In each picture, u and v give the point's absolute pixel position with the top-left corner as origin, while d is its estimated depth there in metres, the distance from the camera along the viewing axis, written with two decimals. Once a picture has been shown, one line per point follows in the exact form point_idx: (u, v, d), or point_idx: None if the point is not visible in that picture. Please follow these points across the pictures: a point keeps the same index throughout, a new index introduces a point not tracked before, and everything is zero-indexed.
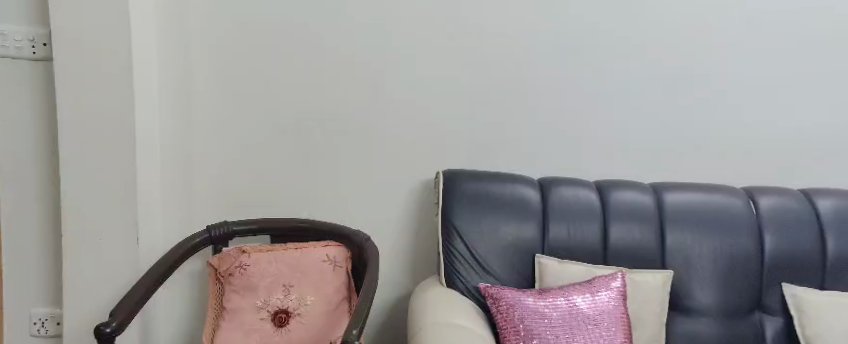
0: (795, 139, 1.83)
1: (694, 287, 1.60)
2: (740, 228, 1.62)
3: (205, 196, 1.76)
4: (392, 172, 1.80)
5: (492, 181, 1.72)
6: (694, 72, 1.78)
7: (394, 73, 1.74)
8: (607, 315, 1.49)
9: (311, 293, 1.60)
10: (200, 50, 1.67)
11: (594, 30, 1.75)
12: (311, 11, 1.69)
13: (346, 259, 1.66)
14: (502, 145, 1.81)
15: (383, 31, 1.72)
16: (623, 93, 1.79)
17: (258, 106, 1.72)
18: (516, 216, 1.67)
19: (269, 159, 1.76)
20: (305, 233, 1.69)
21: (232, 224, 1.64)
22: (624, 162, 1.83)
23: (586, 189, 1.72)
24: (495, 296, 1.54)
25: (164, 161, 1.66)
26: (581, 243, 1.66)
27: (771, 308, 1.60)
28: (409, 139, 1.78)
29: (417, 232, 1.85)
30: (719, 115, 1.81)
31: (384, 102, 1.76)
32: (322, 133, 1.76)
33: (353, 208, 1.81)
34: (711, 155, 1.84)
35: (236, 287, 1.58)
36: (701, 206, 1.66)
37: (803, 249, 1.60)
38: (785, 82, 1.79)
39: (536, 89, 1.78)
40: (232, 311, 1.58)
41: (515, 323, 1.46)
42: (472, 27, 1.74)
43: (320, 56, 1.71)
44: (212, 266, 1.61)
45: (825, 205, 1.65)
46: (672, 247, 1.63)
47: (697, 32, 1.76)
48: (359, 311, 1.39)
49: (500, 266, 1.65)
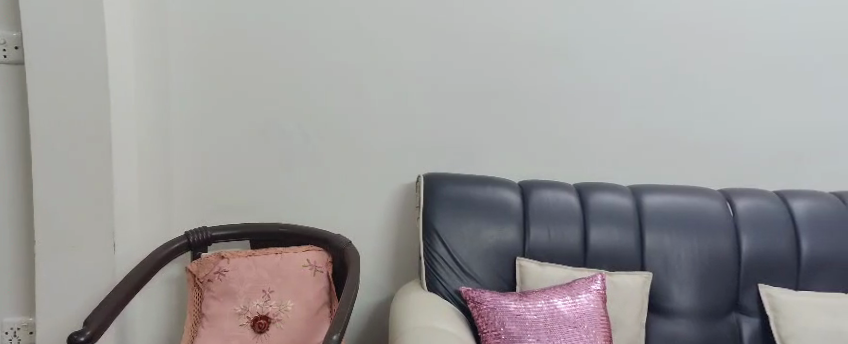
0: (774, 140, 1.83)
1: (673, 288, 1.59)
2: (716, 229, 1.62)
3: (184, 198, 1.78)
4: (372, 175, 1.80)
5: (472, 182, 1.68)
6: (675, 72, 1.77)
7: (373, 75, 1.74)
8: (590, 317, 1.42)
9: (290, 298, 1.60)
10: (179, 56, 1.68)
11: (577, 30, 1.74)
12: (290, 15, 1.69)
13: (327, 264, 1.66)
14: (482, 146, 1.80)
15: (362, 32, 1.71)
16: (604, 93, 1.78)
17: (238, 112, 1.73)
18: (496, 218, 1.63)
19: (248, 164, 1.77)
20: (285, 238, 1.70)
21: (211, 230, 1.66)
22: (602, 164, 1.83)
23: (565, 191, 1.69)
24: (475, 300, 1.47)
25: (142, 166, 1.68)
26: (562, 245, 1.62)
27: (747, 309, 1.60)
28: (387, 141, 1.78)
29: (395, 235, 1.85)
30: (699, 115, 1.80)
31: (364, 104, 1.75)
32: (301, 136, 1.76)
33: (332, 212, 1.82)
34: (691, 155, 1.83)
35: (215, 293, 1.59)
36: (678, 207, 1.65)
37: (779, 250, 1.60)
38: (765, 82, 1.79)
39: (517, 88, 1.77)
40: (211, 318, 1.58)
41: (496, 327, 1.40)
42: (453, 29, 1.72)
43: (299, 59, 1.71)
44: (191, 272, 1.62)
45: (800, 206, 1.66)
46: (652, 249, 1.61)
47: (678, 32, 1.75)
48: (338, 314, 1.34)
49: (481, 270, 1.60)
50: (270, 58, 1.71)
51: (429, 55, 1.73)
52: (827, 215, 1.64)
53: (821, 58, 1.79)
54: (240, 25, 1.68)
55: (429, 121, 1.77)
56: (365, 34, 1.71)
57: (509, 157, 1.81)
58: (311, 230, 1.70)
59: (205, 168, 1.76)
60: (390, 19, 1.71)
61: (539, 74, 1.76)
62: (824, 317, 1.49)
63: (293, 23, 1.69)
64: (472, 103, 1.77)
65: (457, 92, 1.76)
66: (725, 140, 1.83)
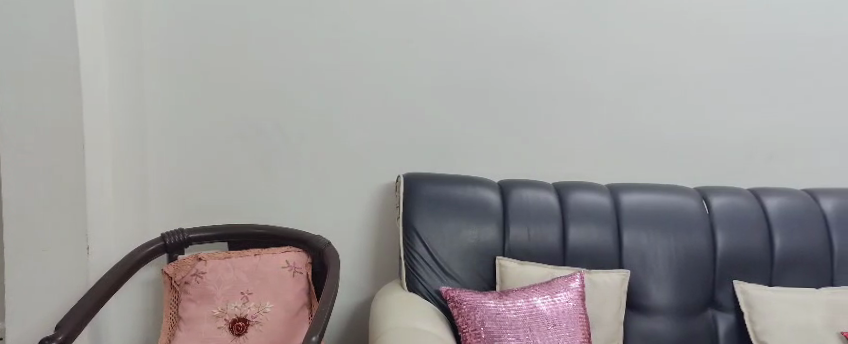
0: (747, 138, 1.86)
1: (650, 286, 1.60)
2: (692, 227, 1.64)
3: (159, 200, 1.75)
4: (350, 175, 1.79)
5: (451, 182, 1.68)
6: (652, 72, 1.79)
7: (351, 75, 1.73)
8: (569, 316, 1.43)
9: (269, 299, 1.58)
10: (153, 58, 1.66)
11: (554, 30, 1.75)
12: (267, 14, 1.67)
13: (306, 265, 1.65)
14: (460, 146, 1.80)
15: (339, 32, 1.70)
16: (582, 92, 1.79)
17: (215, 112, 1.71)
18: (476, 218, 1.63)
19: (226, 165, 1.75)
20: (264, 239, 1.69)
21: (188, 232, 1.63)
22: (579, 163, 1.84)
23: (545, 190, 1.69)
24: (455, 300, 1.47)
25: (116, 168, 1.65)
26: (541, 244, 1.63)
27: (722, 305, 1.62)
28: (366, 141, 1.77)
29: (375, 235, 1.85)
30: (675, 114, 1.83)
31: (342, 104, 1.74)
32: (279, 137, 1.75)
33: (312, 213, 1.81)
34: (667, 154, 1.85)
35: (192, 295, 1.57)
36: (655, 205, 1.67)
37: (753, 247, 1.63)
38: (739, 81, 1.82)
39: (496, 88, 1.77)
40: (189, 321, 1.56)
41: (476, 326, 1.40)
42: (430, 28, 1.72)
43: (274, 59, 1.70)
44: (168, 274, 1.59)
45: (773, 203, 1.68)
46: (630, 247, 1.63)
47: (653, 32, 1.77)
48: (317, 314, 1.33)
49: (461, 270, 1.60)
50: (247, 58, 1.69)
51: (406, 54, 1.73)
52: (799, 212, 1.67)
53: (794, 58, 1.82)
54: (216, 24, 1.66)
55: (407, 121, 1.77)
56: (343, 34, 1.70)
57: (488, 156, 1.81)
58: (290, 231, 1.68)
59: (181, 169, 1.74)
60: (368, 19, 1.70)
61: (517, 74, 1.77)
62: (796, 312, 1.52)
63: (270, 22, 1.68)
64: (450, 103, 1.77)
65: (436, 92, 1.76)
66: (700, 139, 1.85)
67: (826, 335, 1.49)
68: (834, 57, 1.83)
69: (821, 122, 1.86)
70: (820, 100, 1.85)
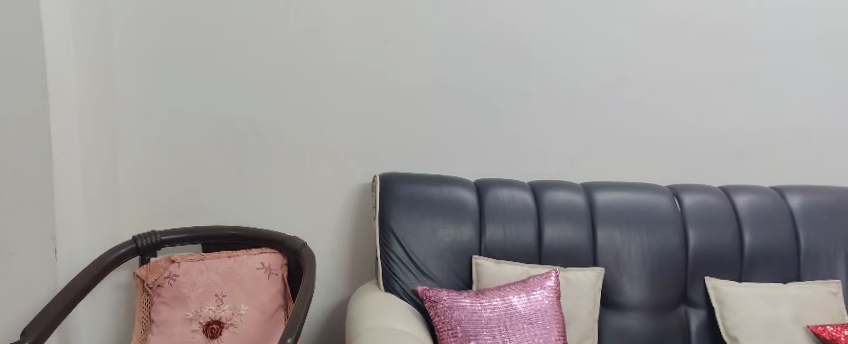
0: (718, 137, 1.89)
1: (624, 283, 1.62)
2: (665, 225, 1.66)
3: (131, 202, 1.73)
4: (326, 175, 1.78)
5: (427, 182, 1.68)
6: (625, 72, 1.81)
7: (325, 75, 1.72)
8: (545, 314, 1.44)
9: (244, 301, 1.57)
10: (122, 58, 1.63)
11: (530, 31, 1.76)
12: (241, 14, 1.66)
13: (282, 266, 1.64)
14: (435, 146, 1.80)
15: (313, 33, 1.69)
16: (557, 92, 1.81)
17: (188, 113, 1.69)
18: (453, 218, 1.63)
19: (199, 166, 1.73)
20: (239, 241, 1.67)
21: (160, 234, 1.61)
22: (554, 163, 1.86)
23: (521, 189, 1.70)
24: (431, 299, 1.47)
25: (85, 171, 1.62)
26: (517, 243, 1.63)
27: (695, 301, 1.65)
28: (342, 141, 1.77)
29: (351, 236, 1.84)
30: (649, 115, 1.85)
31: (317, 105, 1.74)
32: (253, 137, 1.73)
33: (287, 214, 1.80)
34: (639, 153, 1.88)
35: (165, 298, 1.55)
36: (629, 203, 1.69)
37: (723, 244, 1.65)
38: (712, 82, 1.85)
39: (471, 88, 1.78)
40: (162, 324, 1.54)
41: (453, 325, 1.40)
42: (404, 29, 1.72)
43: (247, 59, 1.69)
44: (139, 277, 1.56)
45: (743, 201, 1.71)
46: (604, 245, 1.64)
47: (624, 34, 1.79)
48: (293, 316, 1.32)
49: (438, 269, 1.60)
50: (220, 58, 1.68)
51: (381, 55, 1.73)
52: (768, 209, 1.70)
53: (766, 59, 1.85)
54: (189, 24, 1.64)
55: (384, 121, 1.77)
56: (318, 35, 1.70)
57: (463, 156, 1.82)
58: (265, 232, 1.66)
59: (154, 170, 1.72)
60: (343, 20, 1.69)
61: (493, 74, 1.78)
62: (765, 307, 1.55)
63: (240, 24, 1.66)
64: (426, 103, 1.77)
65: (412, 93, 1.76)
66: (672, 139, 1.88)
67: (793, 329, 1.52)
68: (805, 60, 1.86)
69: (789, 122, 1.90)
70: (789, 100, 1.89)
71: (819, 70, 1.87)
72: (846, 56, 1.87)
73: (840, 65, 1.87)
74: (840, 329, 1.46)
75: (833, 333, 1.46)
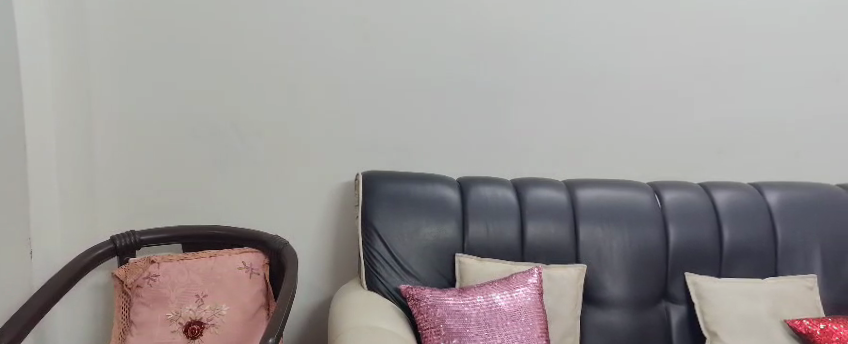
0: (697, 135, 1.91)
1: (605, 280, 1.63)
2: (647, 221, 1.67)
3: (109, 201, 1.70)
4: (307, 174, 1.77)
5: (410, 180, 1.68)
6: (606, 70, 1.83)
7: (306, 73, 1.71)
8: (528, 311, 1.45)
9: (225, 301, 1.56)
10: (100, 57, 1.61)
11: (513, 30, 1.76)
12: (220, 13, 1.64)
13: (264, 266, 1.62)
14: (417, 145, 1.80)
15: (294, 31, 1.68)
16: (539, 90, 1.82)
17: (168, 112, 1.67)
18: (436, 215, 1.63)
19: (179, 165, 1.71)
20: (220, 240, 1.65)
21: (139, 233, 1.59)
22: (536, 160, 1.86)
23: (503, 187, 1.71)
24: (415, 297, 1.47)
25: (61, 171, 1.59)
26: (500, 241, 1.64)
27: (675, 297, 1.66)
28: (324, 140, 1.76)
29: (333, 235, 1.83)
30: (629, 114, 1.87)
31: (298, 104, 1.73)
32: (234, 135, 1.72)
33: (269, 213, 1.78)
34: (620, 151, 1.89)
35: (144, 299, 1.53)
36: (611, 200, 1.70)
37: (703, 240, 1.67)
38: (692, 79, 1.87)
39: (453, 87, 1.78)
40: (141, 325, 1.51)
41: (436, 324, 1.40)
42: (385, 28, 1.72)
43: (227, 57, 1.67)
44: (118, 278, 1.53)
45: (722, 197, 1.73)
46: (586, 242, 1.65)
47: (604, 33, 1.80)
48: (275, 315, 1.31)
49: (421, 267, 1.60)
50: (200, 57, 1.66)
51: (362, 53, 1.72)
52: (746, 205, 1.72)
53: (745, 57, 1.87)
54: (168, 22, 1.62)
55: (365, 120, 1.76)
56: (299, 33, 1.69)
57: (445, 154, 1.82)
58: (247, 232, 1.65)
59: (133, 170, 1.69)
60: (324, 18, 1.69)
61: (475, 73, 1.78)
62: (744, 302, 1.57)
63: (219, 22, 1.65)
64: (408, 101, 1.77)
65: (394, 92, 1.76)
66: (652, 136, 1.89)
67: (771, 324, 1.54)
68: (783, 57, 1.88)
69: (766, 119, 1.92)
70: (767, 98, 1.91)
71: (797, 67, 1.90)
72: (821, 54, 1.90)
73: (817, 63, 1.90)
74: (816, 323, 1.48)
75: (809, 327, 1.48)
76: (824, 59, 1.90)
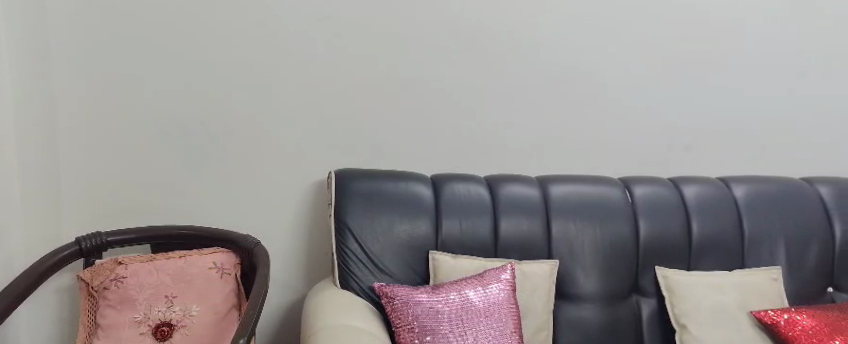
0: (667, 130, 1.93)
1: (578, 274, 1.64)
2: (617, 216, 1.69)
3: (73, 202, 1.67)
4: (279, 173, 1.76)
5: (382, 177, 1.67)
6: (577, 68, 1.84)
7: (277, 71, 1.70)
8: (501, 307, 1.45)
9: (196, 302, 1.53)
10: (62, 58, 1.58)
11: (485, 27, 1.77)
12: (188, 11, 1.62)
13: (235, 266, 1.60)
14: (390, 142, 1.80)
15: (264, 29, 1.67)
16: (511, 87, 1.82)
17: (134, 110, 1.65)
18: (409, 213, 1.62)
19: (146, 164, 1.68)
20: (189, 241, 1.63)
21: (106, 235, 1.55)
22: (507, 157, 1.87)
23: (476, 183, 1.71)
24: (388, 295, 1.46)
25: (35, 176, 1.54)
26: (473, 237, 1.64)
27: (645, 290, 1.68)
28: (295, 138, 1.74)
29: (306, 234, 1.82)
30: (601, 110, 1.88)
31: (269, 102, 1.71)
32: (204, 134, 1.69)
33: (241, 213, 1.77)
34: (591, 147, 1.91)
35: (112, 301, 1.49)
36: (582, 196, 1.71)
37: (672, 234, 1.69)
38: (660, 75, 1.89)
39: (426, 85, 1.78)
40: (108, 328, 1.48)
41: (409, 321, 1.39)
42: (357, 26, 1.71)
43: (196, 54, 1.65)
44: (83, 280, 1.50)
45: (690, 191, 1.75)
46: (558, 236, 1.66)
47: (575, 31, 1.81)
48: (245, 315, 1.28)
49: (394, 264, 1.59)
50: (167, 55, 1.63)
51: (335, 50, 1.71)
52: (714, 199, 1.74)
53: (712, 54, 1.90)
54: (134, 21, 1.60)
55: (337, 118, 1.75)
56: (269, 31, 1.67)
57: (417, 151, 1.82)
58: (217, 232, 1.62)
59: (98, 169, 1.66)
60: (294, 16, 1.67)
61: (448, 70, 1.78)
62: (712, 295, 1.59)
63: (187, 20, 1.62)
64: (380, 99, 1.76)
65: (366, 90, 1.75)
66: (622, 133, 1.91)
67: (738, 315, 1.57)
68: (748, 54, 1.92)
69: (736, 114, 1.95)
70: (735, 94, 1.94)
71: (763, 62, 1.93)
72: (786, 50, 1.93)
73: (781, 59, 1.94)
74: (780, 313, 1.52)
75: (774, 318, 1.52)
76: (788, 55, 1.94)
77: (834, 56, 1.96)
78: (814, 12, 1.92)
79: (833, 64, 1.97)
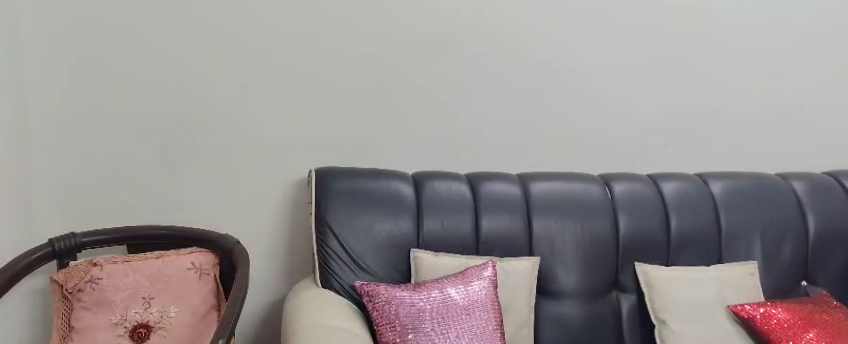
0: (647, 127, 1.95)
1: (559, 271, 1.65)
2: (597, 212, 1.70)
3: (48, 202, 1.63)
4: (259, 171, 1.74)
5: (364, 176, 1.66)
6: (559, 66, 1.85)
7: (257, 70, 1.68)
8: (483, 305, 1.45)
9: (174, 303, 1.51)
10: (38, 54, 1.55)
11: (471, 27, 1.77)
12: (167, 9, 1.59)
13: (214, 266, 1.58)
14: (372, 140, 1.79)
15: (244, 27, 1.65)
16: (493, 84, 1.82)
17: (109, 110, 1.62)
18: (390, 211, 1.62)
19: (122, 163, 1.65)
20: (167, 241, 1.60)
21: (81, 235, 1.52)
22: (489, 155, 1.87)
23: (457, 181, 1.71)
24: (370, 294, 1.45)
25: (11, 179, 1.49)
26: (455, 235, 1.64)
27: (625, 286, 1.69)
28: (276, 137, 1.73)
29: (287, 233, 1.80)
30: (581, 107, 1.89)
31: (249, 100, 1.69)
32: (182, 133, 1.67)
33: (220, 213, 1.74)
34: (572, 144, 1.92)
35: (87, 303, 1.46)
36: (563, 193, 1.72)
37: (651, 230, 1.71)
38: (641, 73, 1.90)
39: (407, 83, 1.77)
40: (83, 330, 1.45)
41: (391, 320, 1.38)
42: (337, 24, 1.69)
43: (174, 53, 1.62)
44: (57, 282, 1.45)
45: (669, 188, 1.77)
46: (539, 233, 1.67)
47: (557, 29, 1.82)
48: (225, 315, 1.26)
49: (376, 263, 1.58)
50: (146, 53, 1.61)
51: (317, 47, 1.70)
52: (692, 195, 1.76)
53: (691, 52, 1.92)
54: (115, 19, 1.57)
55: (318, 116, 1.74)
56: (252, 30, 1.65)
57: (399, 150, 1.81)
58: (195, 232, 1.60)
59: (74, 169, 1.63)
60: (278, 15, 1.66)
61: (433, 69, 1.78)
62: (690, 289, 1.61)
63: (166, 18, 1.60)
64: (361, 96, 1.75)
65: (348, 90, 1.74)
66: (603, 130, 1.93)
67: (715, 309, 1.59)
68: (726, 52, 1.94)
69: (713, 111, 1.98)
70: (713, 91, 1.97)
71: (742, 61, 1.96)
72: (763, 49, 1.96)
73: (762, 58, 1.97)
74: (756, 307, 1.54)
75: (750, 311, 1.54)
76: (765, 53, 1.97)
77: (809, 54, 2.00)
78: (792, 11, 1.96)
79: (811, 63, 2.01)
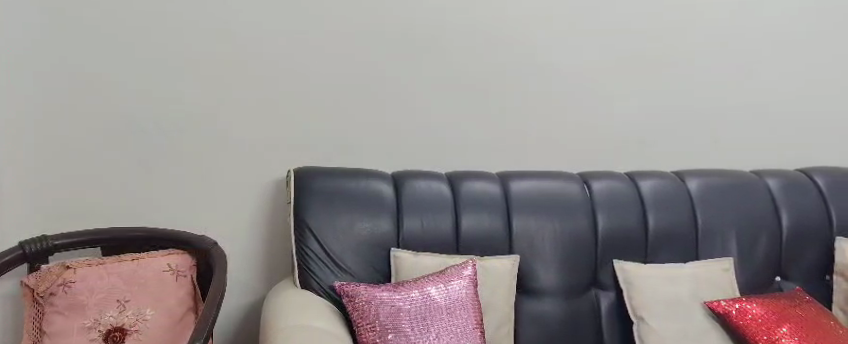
0: (625, 126, 1.96)
1: (539, 269, 1.66)
2: (577, 210, 1.71)
3: (19, 204, 1.59)
4: (237, 172, 1.72)
5: (344, 175, 1.65)
6: (539, 66, 1.86)
7: (234, 69, 1.66)
8: (463, 304, 1.45)
9: (149, 306, 1.49)
10: (9, 56, 1.51)
11: (452, 27, 1.77)
12: (142, 9, 1.57)
13: (191, 268, 1.56)
14: (350, 140, 1.78)
15: (223, 26, 1.63)
16: (473, 84, 1.82)
17: (83, 110, 1.59)
18: (369, 211, 1.61)
19: (96, 164, 1.62)
20: (142, 242, 1.57)
21: (53, 238, 1.48)
22: (470, 154, 1.87)
23: (437, 180, 1.71)
24: (349, 294, 1.44)
25: None
26: (435, 234, 1.63)
27: (604, 284, 1.70)
28: (254, 137, 1.71)
29: (265, 233, 1.78)
30: (560, 107, 1.90)
31: (226, 101, 1.67)
32: (158, 133, 1.64)
33: (196, 213, 1.72)
34: (551, 144, 1.93)
35: (59, 307, 1.42)
36: (543, 191, 1.73)
37: (629, 228, 1.72)
38: (620, 73, 1.92)
39: (387, 83, 1.76)
40: (56, 335, 1.42)
41: (370, 320, 1.37)
42: (316, 23, 1.68)
43: (150, 53, 1.60)
44: (28, 286, 1.42)
45: (647, 185, 1.79)
46: (519, 232, 1.67)
47: (536, 29, 1.83)
48: (202, 317, 1.25)
49: (356, 263, 1.57)
50: (121, 53, 1.58)
51: (296, 47, 1.68)
52: (670, 193, 1.78)
53: (669, 53, 1.94)
54: (88, 19, 1.55)
55: (297, 116, 1.72)
56: (229, 29, 1.63)
57: (381, 150, 1.81)
58: (168, 232, 1.58)
59: (47, 170, 1.60)
60: (256, 14, 1.64)
61: (414, 69, 1.77)
62: (668, 286, 1.62)
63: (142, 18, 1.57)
64: (340, 96, 1.74)
65: (327, 90, 1.73)
66: (582, 129, 1.93)
67: (692, 305, 1.60)
68: (704, 53, 1.97)
69: (690, 110, 2.00)
70: (691, 91, 1.99)
71: (719, 61, 1.99)
72: (740, 49, 1.99)
73: (738, 58, 2.00)
74: (732, 303, 1.55)
75: (726, 307, 1.55)
76: (742, 52, 1.99)
77: (786, 54, 2.03)
78: (768, 12, 1.99)
79: (787, 63, 2.04)
